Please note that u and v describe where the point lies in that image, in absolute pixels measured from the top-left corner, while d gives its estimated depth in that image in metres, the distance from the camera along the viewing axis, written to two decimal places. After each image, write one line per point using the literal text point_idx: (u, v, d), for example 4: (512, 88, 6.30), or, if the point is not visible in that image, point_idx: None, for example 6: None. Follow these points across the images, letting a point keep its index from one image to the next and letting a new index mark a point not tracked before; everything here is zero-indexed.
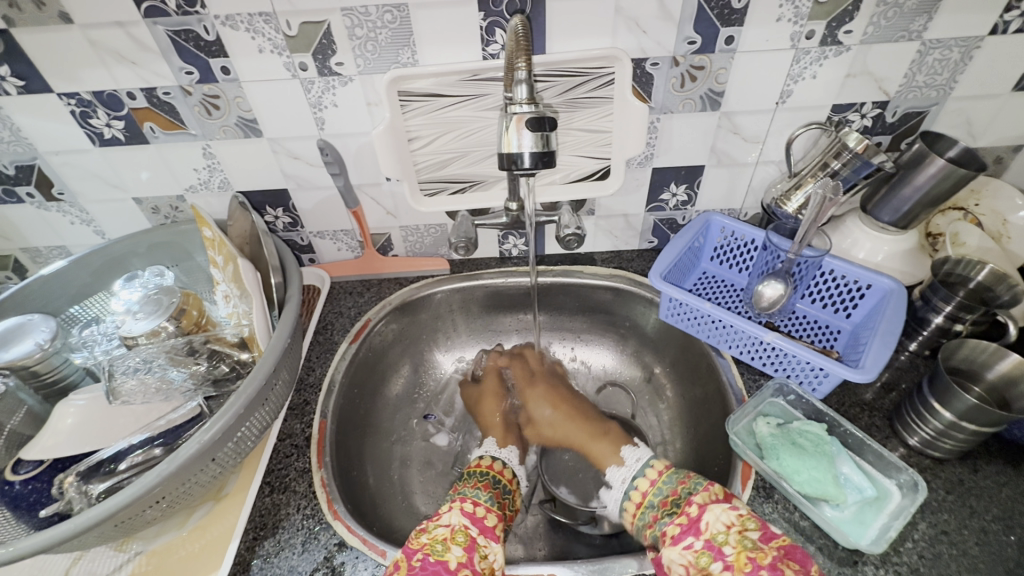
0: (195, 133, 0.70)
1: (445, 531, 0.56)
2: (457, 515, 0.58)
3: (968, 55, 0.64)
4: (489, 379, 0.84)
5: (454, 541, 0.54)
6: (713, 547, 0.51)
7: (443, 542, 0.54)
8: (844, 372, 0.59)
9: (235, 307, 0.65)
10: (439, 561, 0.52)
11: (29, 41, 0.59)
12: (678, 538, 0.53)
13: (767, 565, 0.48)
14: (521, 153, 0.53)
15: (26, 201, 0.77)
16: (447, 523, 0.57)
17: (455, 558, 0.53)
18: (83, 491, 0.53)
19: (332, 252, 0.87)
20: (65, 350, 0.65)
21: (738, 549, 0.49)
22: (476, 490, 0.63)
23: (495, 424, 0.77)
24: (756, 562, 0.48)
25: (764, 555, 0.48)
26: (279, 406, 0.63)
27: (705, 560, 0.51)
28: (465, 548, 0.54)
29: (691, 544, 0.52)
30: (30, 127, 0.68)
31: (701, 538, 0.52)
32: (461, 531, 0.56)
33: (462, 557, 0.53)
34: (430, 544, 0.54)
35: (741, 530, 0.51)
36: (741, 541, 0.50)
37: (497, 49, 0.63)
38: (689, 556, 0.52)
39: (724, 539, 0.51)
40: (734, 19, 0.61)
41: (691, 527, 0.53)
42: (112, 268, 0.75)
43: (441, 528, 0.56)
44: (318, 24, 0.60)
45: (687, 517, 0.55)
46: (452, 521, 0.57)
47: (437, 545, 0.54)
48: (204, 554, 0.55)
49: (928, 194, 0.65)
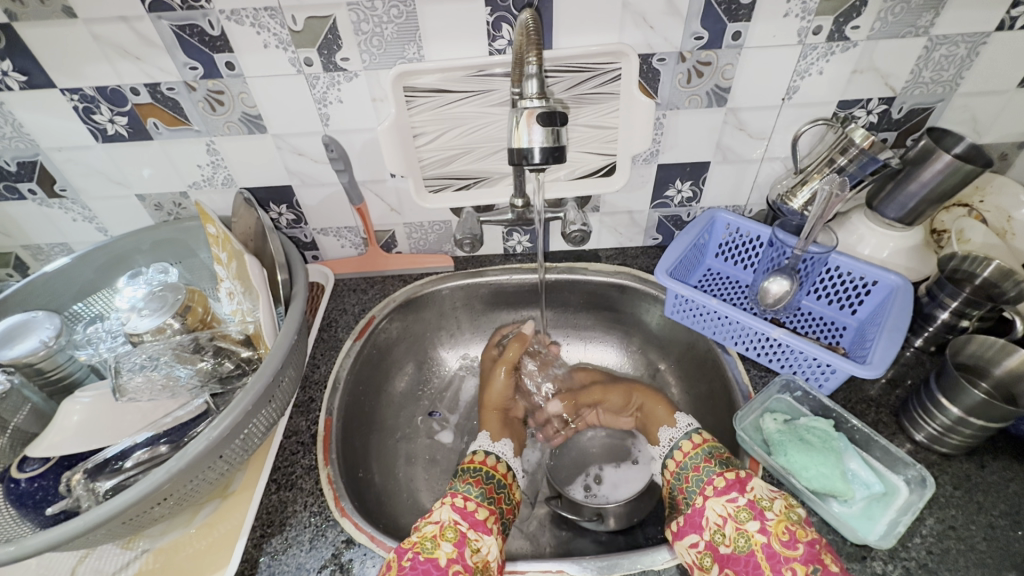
0: (198, 129, 0.69)
1: (434, 528, 0.56)
2: (447, 511, 0.58)
3: (974, 51, 0.64)
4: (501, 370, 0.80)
5: (444, 538, 0.55)
6: (755, 507, 0.53)
7: (432, 540, 0.54)
8: (851, 368, 0.59)
9: (239, 304, 0.65)
10: (428, 559, 0.52)
11: (32, 36, 0.59)
12: (723, 490, 0.56)
13: (804, 542, 0.49)
14: (532, 148, 0.53)
15: (29, 198, 0.76)
16: (436, 520, 0.57)
17: (445, 555, 0.53)
18: (91, 488, 0.53)
19: (335, 249, 0.87)
20: (69, 348, 0.65)
21: (780, 518, 0.51)
22: (468, 486, 0.63)
23: (490, 419, 0.77)
24: (795, 535, 0.50)
25: (804, 532, 0.50)
26: (285, 404, 0.63)
27: (744, 515, 0.53)
28: (455, 544, 0.54)
29: (735, 498, 0.54)
30: (34, 123, 0.67)
31: (746, 496, 0.54)
32: (451, 527, 0.56)
33: (452, 553, 0.53)
34: (419, 542, 0.54)
35: (786, 504, 0.53)
36: (785, 513, 0.52)
37: (503, 44, 0.63)
38: (730, 509, 0.54)
39: (768, 504, 0.52)
40: (742, 14, 0.61)
41: (736, 485, 0.56)
42: (115, 265, 0.75)
43: (431, 525, 0.56)
44: (324, 19, 0.59)
45: (735, 475, 0.57)
46: (442, 517, 0.57)
47: (426, 543, 0.54)
48: (210, 553, 0.55)
49: (934, 190, 0.65)
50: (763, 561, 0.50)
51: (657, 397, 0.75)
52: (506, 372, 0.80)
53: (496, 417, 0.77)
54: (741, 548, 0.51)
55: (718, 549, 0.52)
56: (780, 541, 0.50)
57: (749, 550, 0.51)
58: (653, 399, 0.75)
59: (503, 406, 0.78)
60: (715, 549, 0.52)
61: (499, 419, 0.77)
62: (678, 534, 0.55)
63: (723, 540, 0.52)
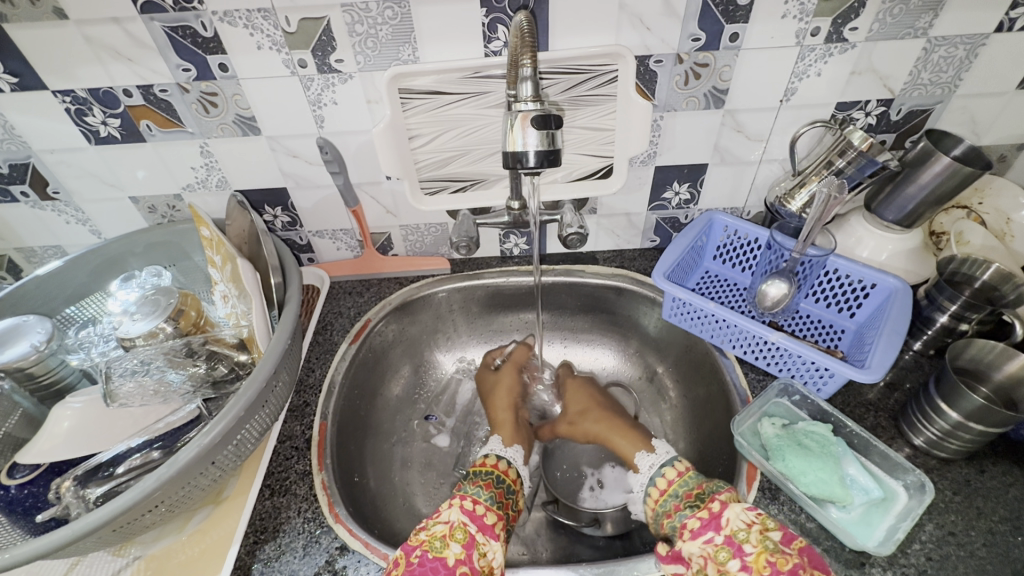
0: (192, 131, 0.68)
1: (444, 527, 0.55)
2: (457, 512, 0.57)
3: (973, 53, 0.64)
4: (508, 372, 0.82)
5: (453, 539, 0.54)
6: (732, 544, 0.51)
7: (441, 539, 0.54)
8: (849, 372, 0.58)
9: (233, 307, 0.64)
10: (437, 558, 0.52)
11: (23, 38, 0.58)
12: (698, 531, 0.54)
13: (788, 571, 0.47)
14: (526, 152, 0.53)
15: (21, 200, 0.76)
16: (445, 520, 0.56)
17: (454, 555, 0.53)
18: (81, 495, 0.52)
19: (331, 252, 0.87)
20: (61, 352, 0.64)
21: (759, 551, 0.49)
22: (478, 489, 0.62)
23: (500, 420, 0.75)
24: (776, 566, 0.48)
25: (785, 560, 0.48)
26: (279, 408, 0.63)
27: (724, 555, 0.51)
28: (463, 546, 0.54)
29: (712, 537, 0.52)
30: (25, 125, 0.67)
31: (722, 533, 0.52)
32: (460, 528, 0.55)
33: (461, 553, 0.53)
34: (428, 541, 0.53)
35: (763, 530, 0.51)
36: (763, 541, 0.50)
37: (499, 46, 0.62)
38: (708, 549, 0.52)
39: (745, 536, 0.51)
40: (739, 15, 0.60)
41: (711, 522, 0.53)
42: (108, 267, 0.74)
43: (440, 525, 0.56)
44: (318, 20, 0.59)
45: (709, 512, 0.55)
46: (452, 517, 0.56)
47: (435, 542, 0.54)
48: (203, 559, 0.55)
49: (933, 192, 0.64)
50: None
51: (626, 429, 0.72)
52: (512, 376, 0.81)
53: (507, 420, 0.75)
54: None
55: None
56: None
57: None
58: (618, 433, 0.72)
59: (514, 407, 0.78)
60: None
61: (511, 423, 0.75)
62: (663, 565, 0.55)
63: None
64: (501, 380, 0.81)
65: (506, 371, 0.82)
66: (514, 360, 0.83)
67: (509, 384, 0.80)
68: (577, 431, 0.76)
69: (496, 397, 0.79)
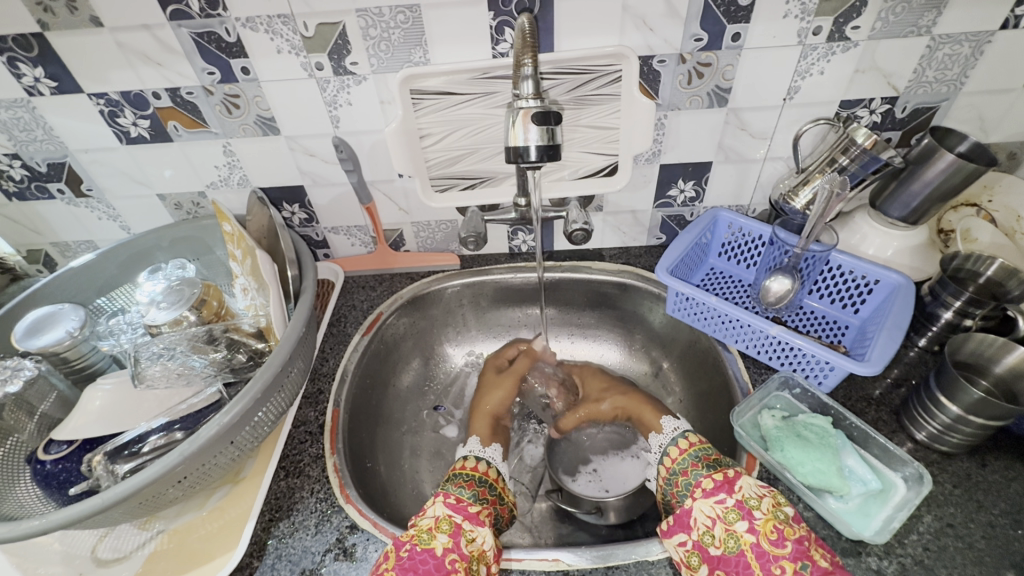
0: (216, 132, 0.72)
1: (430, 522, 0.57)
2: (441, 507, 0.59)
3: (979, 50, 0.64)
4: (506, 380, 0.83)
5: (439, 530, 0.56)
6: (743, 507, 0.52)
7: (428, 532, 0.55)
8: (850, 366, 0.59)
9: (253, 299, 0.68)
10: (426, 549, 0.53)
11: (61, 44, 0.62)
12: (711, 492, 0.55)
13: (793, 540, 0.49)
14: (527, 147, 0.55)
15: (57, 197, 0.80)
16: (432, 515, 0.58)
17: (441, 544, 0.54)
18: (110, 469, 0.56)
19: (346, 248, 0.90)
20: (92, 338, 0.68)
21: (768, 517, 0.51)
22: (461, 488, 0.63)
23: (481, 422, 0.77)
24: (783, 533, 0.50)
25: (793, 529, 0.50)
26: (294, 394, 0.65)
27: (733, 516, 0.53)
28: (449, 534, 0.55)
29: (724, 499, 0.54)
30: (62, 126, 0.71)
31: (734, 497, 0.54)
32: (445, 520, 0.57)
33: (449, 543, 0.54)
34: (416, 535, 0.55)
35: (774, 502, 0.53)
36: (773, 511, 0.52)
37: (506, 47, 0.64)
38: (718, 510, 0.54)
39: (756, 503, 0.52)
40: (741, 15, 0.62)
41: (725, 486, 0.55)
42: (137, 260, 0.79)
43: (427, 519, 0.57)
44: (334, 25, 0.62)
45: (723, 476, 0.57)
46: (437, 512, 0.58)
47: (423, 535, 0.55)
48: (222, 534, 0.58)
49: (937, 189, 0.65)
50: (753, 561, 0.50)
51: (644, 400, 0.76)
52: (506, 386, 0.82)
53: (489, 409, 0.79)
54: (731, 549, 0.51)
55: (708, 551, 0.52)
56: (768, 540, 0.50)
57: (739, 549, 0.51)
58: (639, 405, 0.76)
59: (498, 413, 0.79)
60: (704, 549, 0.52)
61: (491, 414, 0.79)
62: (668, 533, 0.55)
63: (713, 542, 0.52)
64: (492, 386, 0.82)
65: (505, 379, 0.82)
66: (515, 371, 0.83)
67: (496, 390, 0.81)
68: (600, 410, 0.80)
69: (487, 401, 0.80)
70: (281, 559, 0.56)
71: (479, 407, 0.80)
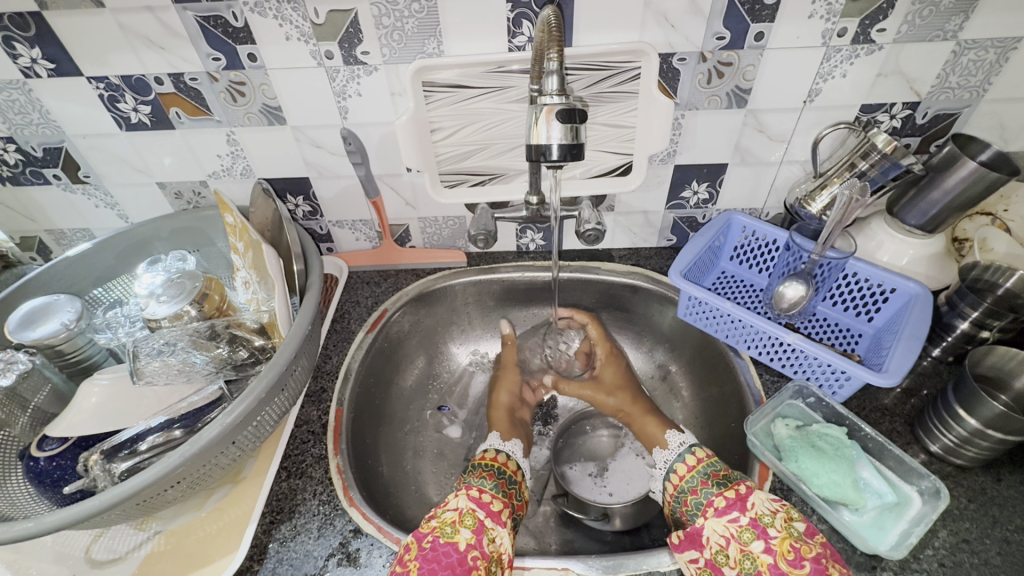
0: (219, 120, 0.70)
1: (454, 514, 0.56)
2: (464, 500, 0.57)
3: (1004, 56, 0.63)
4: (507, 371, 0.84)
5: (463, 524, 0.54)
6: (758, 526, 0.51)
7: (451, 525, 0.54)
8: (867, 376, 0.58)
9: (255, 293, 0.66)
10: (449, 543, 0.52)
11: (61, 24, 0.60)
12: (724, 511, 0.54)
13: (810, 558, 0.48)
14: (550, 145, 0.53)
15: (53, 183, 0.78)
16: (454, 507, 0.56)
17: (464, 539, 0.53)
18: (107, 469, 0.54)
19: (350, 242, 0.88)
20: (89, 331, 0.66)
21: (784, 536, 0.50)
22: (481, 479, 0.62)
23: (499, 415, 0.76)
24: (800, 552, 0.49)
25: (809, 548, 0.49)
26: (297, 393, 0.64)
27: (747, 536, 0.52)
28: (473, 531, 0.54)
29: (737, 518, 0.53)
30: (59, 110, 0.68)
31: (748, 515, 0.53)
32: (469, 514, 0.56)
33: (471, 539, 0.53)
34: (439, 526, 0.54)
35: (787, 518, 0.52)
36: (788, 528, 0.51)
37: (524, 41, 0.62)
38: (732, 530, 0.53)
39: (770, 521, 0.51)
40: (765, 14, 0.60)
41: (737, 503, 0.54)
42: (133, 251, 0.76)
43: (449, 512, 0.56)
44: (346, 12, 0.60)
45: (735, 493, 0.55)
46: (460, 504, 0.57)
47: (446, 527, 0.54)
48: (221, 537, 0.56)
49: (958, 198, 0.64)
50: None
51: (649, 412, 0.74)
52: (509, 379, 0.83)
53: (505, 402, 0.79)
54: (747, 570, 0.51)
55: (722, 570, 0.51)
56: (786, 561, 0.49)
57: (756, 570, 0.50)
58: (642, 415, 0.74)
59: (512, 408, 0.78)
60: (717, 569, 0.52)
61: (507, 407, 0.78)
62: (679, 550, 0.54)
63: (727, 562, 0.52)
64: (501, 381, 0.82)
65: (506, 372, 0.83)
66: (507, 360, 0.85)
67: (509, 386, 0.81)
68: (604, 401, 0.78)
69: (497, 397, 0.80)
70: (282, 563, 0.54)
71: (495, 402, 0.79)
